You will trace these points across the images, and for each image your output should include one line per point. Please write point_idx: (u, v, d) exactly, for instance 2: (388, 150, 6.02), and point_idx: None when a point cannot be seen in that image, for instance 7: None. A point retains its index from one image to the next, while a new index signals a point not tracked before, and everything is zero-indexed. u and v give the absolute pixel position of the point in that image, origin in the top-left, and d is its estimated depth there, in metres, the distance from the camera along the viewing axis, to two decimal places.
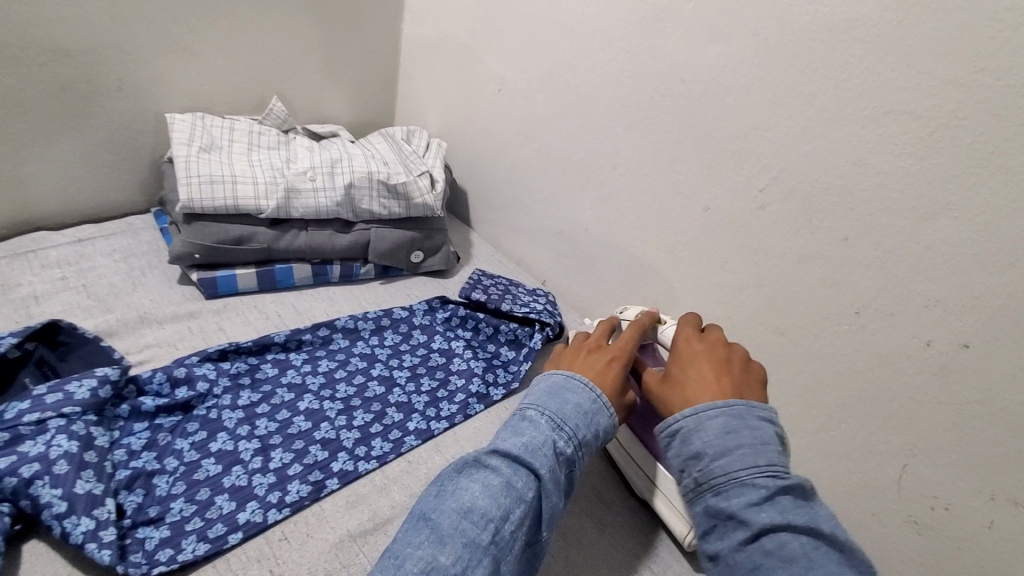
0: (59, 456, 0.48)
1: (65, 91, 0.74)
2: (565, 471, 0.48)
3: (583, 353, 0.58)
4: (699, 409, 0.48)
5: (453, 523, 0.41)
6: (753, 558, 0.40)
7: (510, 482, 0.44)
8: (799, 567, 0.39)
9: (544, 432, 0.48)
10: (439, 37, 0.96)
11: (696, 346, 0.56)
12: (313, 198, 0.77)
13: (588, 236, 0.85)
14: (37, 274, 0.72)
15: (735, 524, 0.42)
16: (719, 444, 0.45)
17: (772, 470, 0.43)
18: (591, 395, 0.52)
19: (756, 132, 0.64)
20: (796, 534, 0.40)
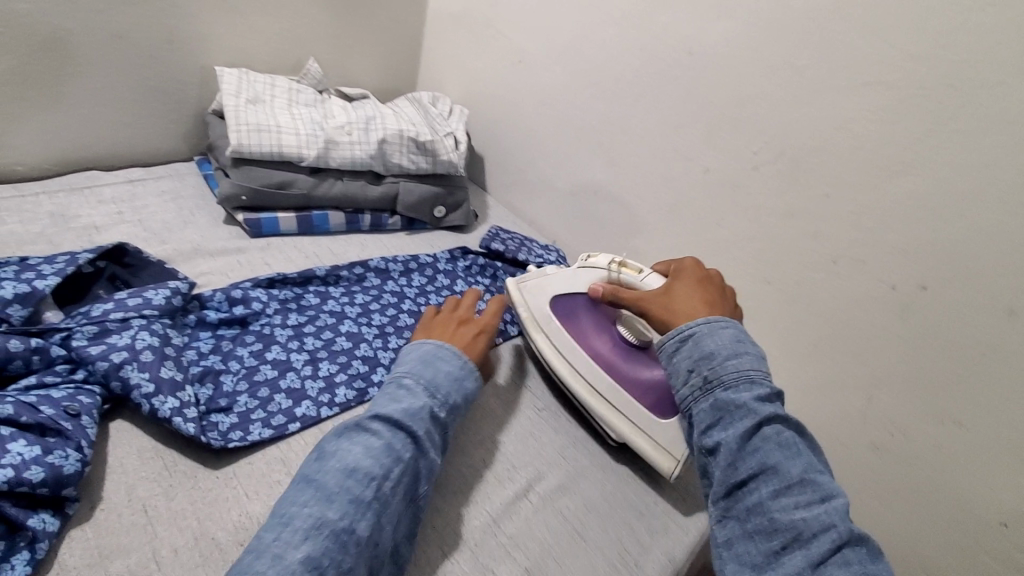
0: (144, 347, 0.55)
1: (122, 41, 0.80)
2: (442, 433, 0.55)
3: (454, 326, 0.65)
4: (712, 320, 0.55)
5: (338, 482, 0.46)
6: (755, 443, 0.48)
7: (390, 445, 0.50)
8: (791, 451, 0.48)
9: (418, 399, 0.54)
10: (463, 11, 1.03)
11: (698, 272, 0.64)
12: (350, 150, 0.84)
13: (596, 198, 0.93)
14: (94, 208, 0.79)
15: (742, 413, 0.49)
16: (729, 349, 0.53)
17: (769, 378, 0.52)
18: (459, 360, 0.60)
19: (751, 101, 0.72)
20: (787, 426, 0.49)
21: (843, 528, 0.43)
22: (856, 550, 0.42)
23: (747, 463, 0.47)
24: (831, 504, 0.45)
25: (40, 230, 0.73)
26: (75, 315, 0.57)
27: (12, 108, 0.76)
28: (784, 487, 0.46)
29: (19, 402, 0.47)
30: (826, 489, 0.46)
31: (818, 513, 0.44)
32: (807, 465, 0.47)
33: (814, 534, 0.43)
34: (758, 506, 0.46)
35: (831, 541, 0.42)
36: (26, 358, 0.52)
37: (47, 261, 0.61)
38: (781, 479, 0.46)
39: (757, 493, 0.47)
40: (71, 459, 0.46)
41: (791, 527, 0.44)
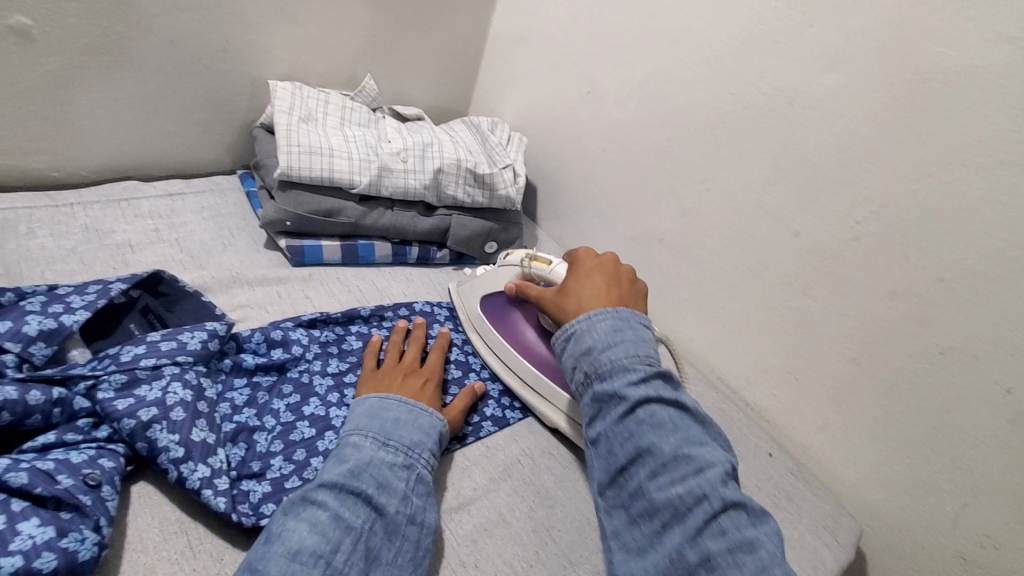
0: (176, 403, 0.50)
1: (173, 47, 0.75)
2: (406, 481, 0.50)
3: (400, 374, 0.62)
4: (591, 315, 0.56)
5: (281, 569, 0.41)
6: (629, 428, 0.49)
7: (339, 514, 0.45)
8: (666, 430, 0.48)
9: (367, 453, 0.50)
10: (530, 33, 0.97)
11: (594, 262, 0.65)
12: (403, 179, 0.79)
13: (662, 246, 0.86)
14: (131, 223, 0.74)
15: (615, 400, 0.50)
16: (607, 339, 0.54)
17: (648, 359, 0.52)
18: (408, 407, 0.57)
19: (860, 165, 0.65)
20: (665, 405, 0.50)
21: (714, 498, 0.44)
22: (733, 516, 0.44)
23: (623, 449, 0.48)
24: (705, 476, 0.45)
25: (72, 246, 0.68)
26: (102, 358, 0.51)
27: (54, 111, 0.71)
28: (658, 467, 0.47)
29: (34, 469, 0.42)
30: (700, 460, 0.46)
31: (691, 487, 0.45)
32: (683, 441, 0.48)
33: (690, 509, 0.44)
34: (638, 489, 0.47)
35: (704, 514, 0.44)
36: (47, 412, 0.46)
37: (77, 291, 0.56)
38: (656, 459, 0.47)
39: (638, 476, 0.48)
40: (88, 542, 0.40)
41: (667, 505, 0.45)
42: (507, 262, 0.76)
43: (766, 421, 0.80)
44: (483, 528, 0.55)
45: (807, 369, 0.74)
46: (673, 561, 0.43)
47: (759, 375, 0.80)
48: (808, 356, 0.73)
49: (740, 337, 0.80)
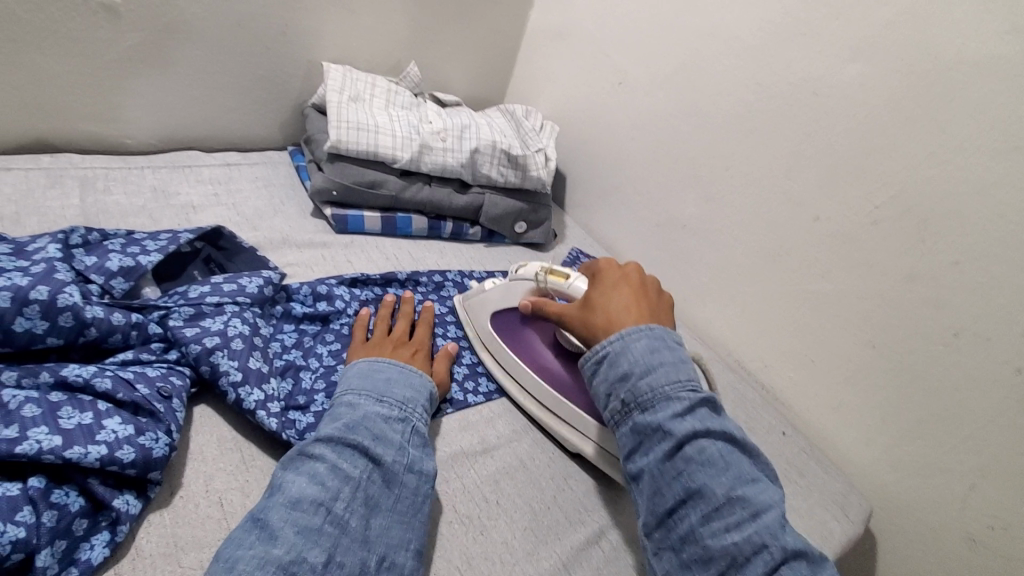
0: (235, 335, 0.56)
1: (239, 28, 0.82)
2: (401, 433, 0.53)
3: (389, 344, 0.63)
4: (625, 334, 0.54)
5: (283, 517, 0.43)
6: (677, 467, 0.47)
7: (337, 465, 0.47)
8: (716, 468, 0.47)
9: (361, 410, 0.52)
10: (566, 27, 1.02)
11: (618, 272, 0.62)
12: (442, 156, 0.85)
13: (685, 231, 0.90)
14: (194, 187, 0.80)
15: (660, 436, 0.49)
16: (644, 362, 0.52)
17: (690, 386, 0.51)
18: (398, 368, 0.59)
19: (879, 152, 0.67)
20: (712, 439, 0.48)
21: (775, 548, 0.43)
22: (793, 566, 0.43)
23: (671, 488, 0.47)
24: (763, 521, 0.44)
25: (142, 203, 0.75)
26: (172, 294, 0.58)
27: (130, 82, 0.78)
28: (711, 511, 0.46)
29: (118, 378, 0.47)
30: (755, 503, 0.45)
31: (749, 536, 0.44)
32: (735, 481, 0.46)
33: (748, 558, 0.43)
34: (691, 534, 0.46)
35: (764, 564, 0.43)
36: (126, 333, 0.52)
37: (151, 237, 0.62)
38: (708, 502, 0.46)
39: (689, 520, 0.46)
40: (161, 443, 0.46)
41: (724, 554, 0.44)
42: (521, 275, 0.70)
43: (780, 402, 0.83)
44: (504, 472, 0.59)
45: (823, 351, 0.76)
46: None
47: (775, 358, 0.82)
48: (824, 339, 0.76)
49: (758, 321, 0.83)
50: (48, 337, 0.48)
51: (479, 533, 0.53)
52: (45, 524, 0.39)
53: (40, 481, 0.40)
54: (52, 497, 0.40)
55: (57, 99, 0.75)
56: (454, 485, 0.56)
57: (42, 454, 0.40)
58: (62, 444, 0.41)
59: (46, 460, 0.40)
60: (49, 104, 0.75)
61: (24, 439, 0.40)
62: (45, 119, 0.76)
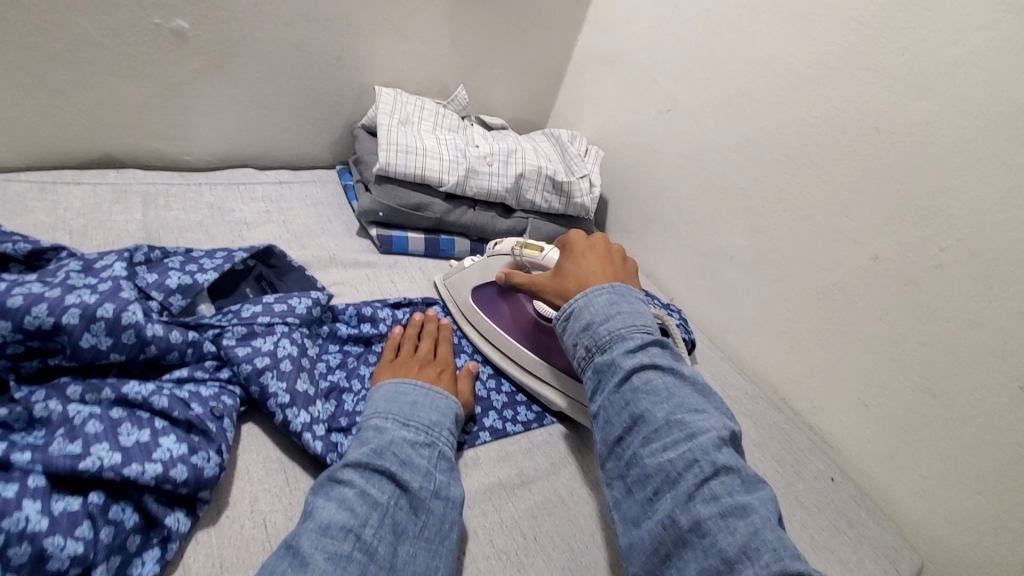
0: (284, 356, 0.57)
1: (297, 52, 0.85)
2: (427, 458, 0.52)
3: (415, 364, 0.63)
4: (588, 291, 0.59)
5: (313, 543, 0.41)
6: (625, 397, 0.51)
7: (365, 490, 0.46)
8: (660, 396, 0.50)
9: (388, 434, 0.52)
10: (614, 53, 1.02)
11: (585, 242, 0.67)
12: (487, 181, 0.85)
13: (731, 262, 0.88)
14: (247, 204, 0.83)
15: (613, 371, 0.53)
16: (604, 313, 0.57)
17: (643, 330, 0.55)
18: (423, 391, 0.58)
19: (945, 192, 0.64)
20: (660, 373, 0.52)
21: (705, 462, 0.45)
22: (724, 481, 0.44)
23: (620, 416, 0.51)
24: (698, 441, 0.46)
25: (199, 219, 0.77)
26: (225, 312, 0.59)
27: (193, 102, 0.82)
28: (651, 433, 0.48)
29: (174, 396, 0.49)
30: (692, 426, 0.48)
31: (683, 453, 0.46)
32: (674, 407, 0.49)
33: (681, 474, 0.45)
34: (633, 458, 0.48)
35: (693, 477, 0.45)
36: (182, 350, 0.54)
37: (208, 255, 0.64)
38: (649, 426, 0.49)
39: (633, 444, 0.49)
40: (212, 462, 0.47)
41: (659, 471, 0.46)
42: (499, 251, 0.76)
43: (828, 446, 0.80)
44: (541, 507, 0.58)
45: (877, 396, 0.73)
46: (666, 526, 0.44)
47: (824, 399, 0.79)
48: (877, 382, 0.73)
49: (807, 360, 0.80)
50: (111, 353, 0.50)
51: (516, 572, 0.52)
52: (102, 540, 0.40)
53: (100, 497, 0.41)
54: (110, 513, 0.41)
55: (125, 117, 0.79)
56: (491, 518, 0.55)
57: (102, 470, 0.41)
58: (122, 461, 0.42)
59: (106, 476, 0.41)
60: (117, 123, 0.78)
61: (87, 455, 0.41)
62: (113, 137, 0.79)
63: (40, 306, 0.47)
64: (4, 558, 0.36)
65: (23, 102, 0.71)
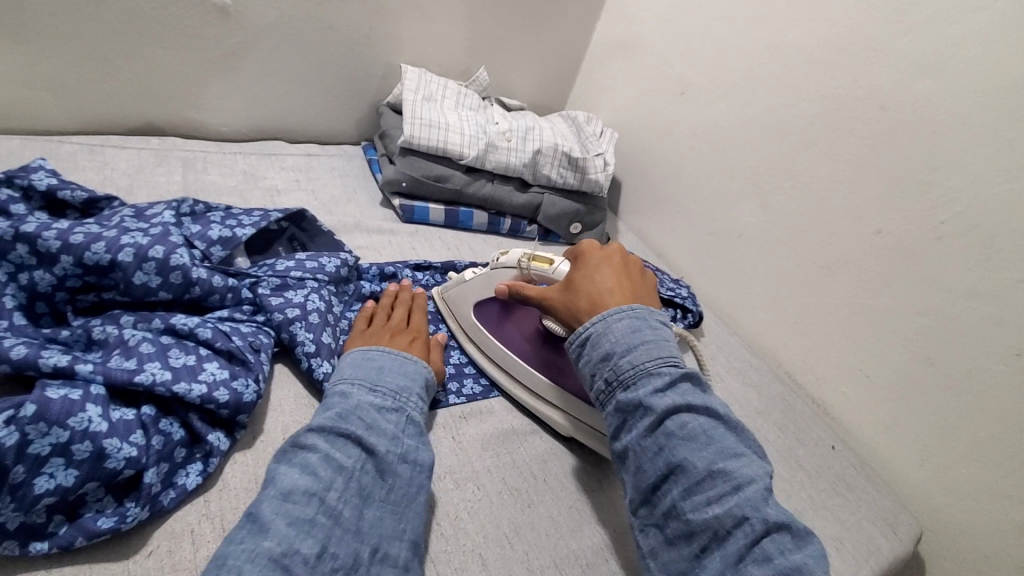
0: (313, 309, 0.61)
1: (329, 31, 0.89)
2: (395, 423, 0.51)
3: (387, 333, 0.62)
4: (606, 315, 0.54)
5: (274, 509, 0.41)
6: (659, 442, 0.47)
7: (330, 454, 0.46)
8: (697, 442, 0.46)
9: (354, 398, 0.51)
10: (631, 39, 1.06)
11: (599, 253, 0.61)
12: (506, 156, 0.89)
13: (740, 240, 0.91)
14: (279, 172, 0.88)
15: (642, 412, 0.49)
16: (626, 342, 0.52)
17: (671, 362, 0.51)
18: (392, 356, 0.58)
19: (946, 167, 0.67)
20: (695, 414, 0.48)
21: (756, 520, 0.42)
22: (776, 539, 0.42)
23: (654, 464, 0.47)
24: (745, 494, 0.44)
25: (234, 184, 0.82)
26: (261, 265, 0.64)
27: (231, 75, 0.87)
28: (692, 485, 0.45)
29: (217, 329, 0.53)
30: (737, 476, 0.44)
31: (730, 508, 0.43)
32: (715, 455, 0.46)
33: (730, 531, 0.43)
34: (673, 509, 0.46)
35: (744, 536, 0.42)
36: (222, 294, 0.58)
37: (246, 213, 0.69)
38: (689, 476, 0.45)
39: (671, 494, 0.46)
40: (250, 389, 0.51)
41: (705, 527, 0.43)
42: (502, 262, 0.70)
43: (830, 418, 0.82)
44: (550, 454, 0.62)
45: (878, 368, 0.75)
46: None
47: (827, 372, 0.82)
48: (878, 353, 0.75)
49: (811, 334, 0.83)
50: (160, 291, 0.55)
51: (525, 506, 0.56)
52: (154, 446, 0.44)
53: (152, 409, 0.46)
54: (160, 425, 0.46)
55: (168, 88, 0.84)
56: (503, 460, 0.60)
57: (155, 385, 0.46)
58: (171, 378, 0.47)
59: (158, 391, 0.46)
60: (160, 92, 0.83)
61: (142, 371, 0.46)
62: (156, 106, 0.85)
63: (98, 244, 0.51)
64: (69, 453, 0.40)
65: (77, 69, 0.76)
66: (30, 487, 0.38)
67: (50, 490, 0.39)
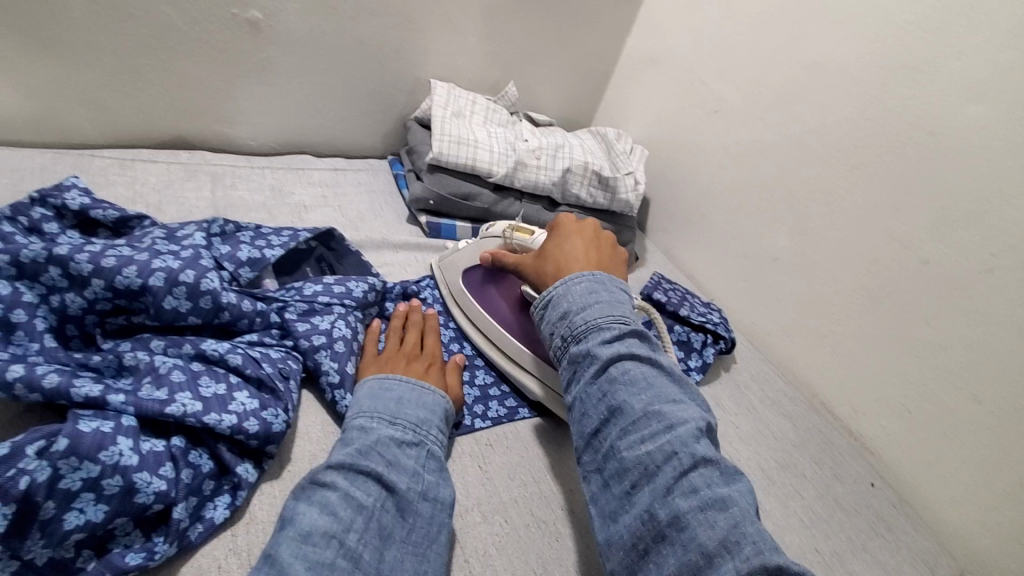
0: (339, 336, 0.60)
1: (359, 46, 0.89)
2: (415, 459, 0.50)
3: (403, 359, 0.61)
4: (568, 278, 0.56)
5: (292, 552, 0.39)
6: (602, 387, 0.48)
7: (350, 493, 0.44)
8: (638, 386, 0.47)
9: (375, 433, 0.50)
10: (663, 55, 1.04)
11: (573, 224, 0.64)
12: (535, 174, 0.88)
13: (774, 264, 0.88)
14: (306, 188, 0.87)
15: (588, 361, 0.49)
16: (581, 301, 0.53)
17: (622, 319, 0.52)
18: (409, 386, 0.57)
19: (1000, 196, 0.64)
20: (639, 363, 0.48)
21: (685, 455, 0.42)
22: (703, 474, 0.41)
23: (596, 408, 0.47)
24: (677, 433, 0.43)
25: (262, 200, 0.82)
26: (288, 288, 0.63)
27: (260, 90, 0.86)
28: (628, 425, 0.45)
29: (246, 356, 0.52)
30: (672, 417, 0.44)
31: (662, 445, 0.43)
32: (653, 398, 0.46)
33: (660, 467, 0.42)
34: (610, 450, 0.45)
35: (673, 471, 0.41)
36: (251, 319, 0.57)
37: (276, 232, 0.68)
38: (627, 417, 0.45)
39: (610, 437, 0.46)
40: (280, 419, 0.50)
41: (638, 464, 0.43)
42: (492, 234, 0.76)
43: (869, 452, 0.79)
44: (579, 485, 0.60)
45: (921, 402, 0.72)
46: (644, 521, 0.40)
47: (867, 404, 0.78)
48: (921, 387, 0.72)
49: (850, 364, 0.80)
50: (190, 316, 0.54)
51: (555, 541, 0.54)
52: (183, 480, 0.43)
53: (181, 441, 0.45)
54: (190, 457, 0.45)
55: (197, 102, 0.84)
56: (531, 490, 0.58)
57: (186, 416, 0.45)
58: (202, 409, 0.46)
59: (189, 422, 0.45)
60: (192, 106, 0.83)
61: (173, 401, 0.45)
62: (186, 120, 0.85)
63: (130, 267, 0.51)
64: (99, 488, 0.39)
65: (109, 84, 0.76)
66: (59, 523, 0.37)
67: (79, 526, 0.38)
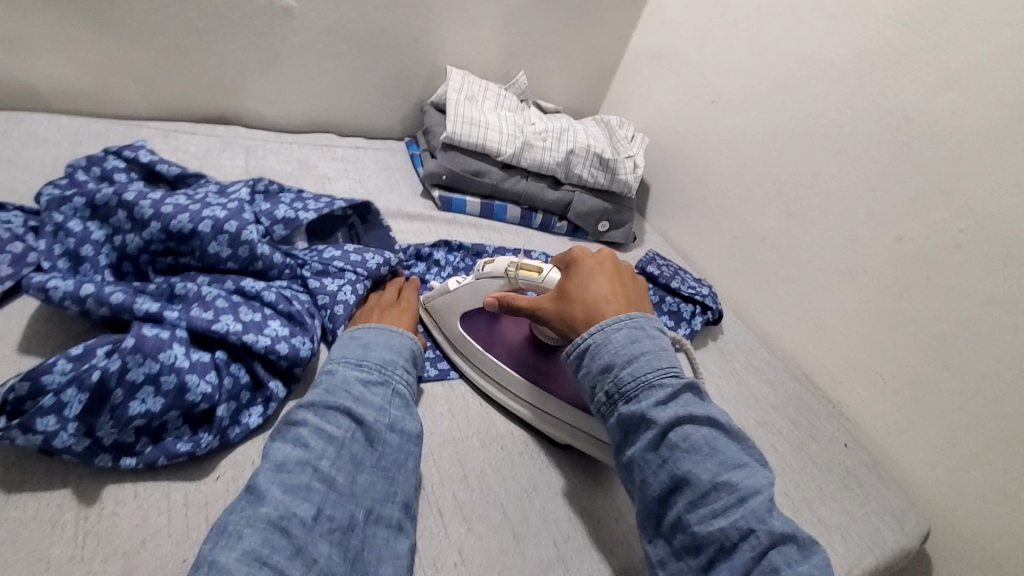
0: (342, 300, 0.65)
1: (382, 33, 0.96)
2: (382, 395, 0.55)
3: (376, 310, 0.67)
4: (604, 325, 0.54)
5: (270, 479, 0.45)
6: (663, 455, 0.48)
7: (318, 428, 0.50)
8: (700, 454, 0.47)
9: (338, 375, 0.55)
10: (667, 49, 1.10)
11: (590, 260, 0.61)
12: (541, 154, 0.95)
13: (764, 244, 0.94)
14: (329, 162, 0.95)
15: (644, 425, 0.49)
16: (624, 353, 0.52)
17: (672, 372, 0.51)
18: (375, 331, 0.62)
19: (967, 178, 0.70)
20: (697, 425, 0.48)
21: (761, 531, 0.43)
22: (783, 551, 0.42)
23: (659, 477, 0.48)
24: (749, 505, 0.44)
25: (289, 170, 0.89)
26: (312, 250, 0.69)
27: (291, 71, 0.94)
28: (696, 498, 0.45)
29: (280, 294, 0.59)
30: (741, 487, 0.45)
31: (735, 520, 0.43)
32: (719, 467, 0.46)
33: (736, 543, 0.43)
34: (679, 522, 0.46)
35: (750, 549, 0.42)
36: (281, 269, 0.64)
37: (315, 197, 0.74)
38: (694, 489, 0.46)
39: (677, 507, 0.47)
40: (306, 346, 0.57)
41: (711, 540, 0.44)
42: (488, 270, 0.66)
43: (846, 419, 0.84)
44: None
45: (893, 370, 0.78)
46: None
47: (845, 374, 0.84)
48: (894, 356, 0.77)
49: (831, 336, 0.85)
50: (229, 262, 0.61)
51: (545, 468, 0.61)
52: (225, 385, 0.51)
53: (224, 354, 0.52)
54: (230, 368, 0.52)
55: (234, 81, 0.91)
56: (525, 425, 0.65)
57: (229, 335, 0.52)
58: (242, 329, 0.53)
59: (232, 339, 0.52)
60: (229, 85, 0.91)
61: (218, 321, 0.52)
62: (223, 97, 0.92)
63: (183, 215, 0.58)
64: (158, 384, 0.46)
65: (157, 61, 0.84)
66: (126, 408, 0.45)
67: (141, 413, 0.46)
